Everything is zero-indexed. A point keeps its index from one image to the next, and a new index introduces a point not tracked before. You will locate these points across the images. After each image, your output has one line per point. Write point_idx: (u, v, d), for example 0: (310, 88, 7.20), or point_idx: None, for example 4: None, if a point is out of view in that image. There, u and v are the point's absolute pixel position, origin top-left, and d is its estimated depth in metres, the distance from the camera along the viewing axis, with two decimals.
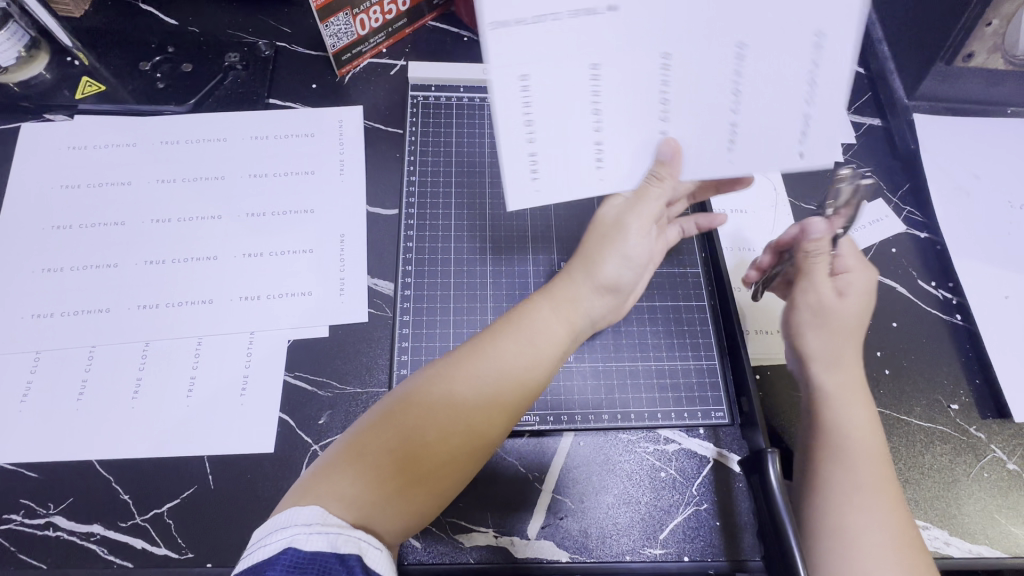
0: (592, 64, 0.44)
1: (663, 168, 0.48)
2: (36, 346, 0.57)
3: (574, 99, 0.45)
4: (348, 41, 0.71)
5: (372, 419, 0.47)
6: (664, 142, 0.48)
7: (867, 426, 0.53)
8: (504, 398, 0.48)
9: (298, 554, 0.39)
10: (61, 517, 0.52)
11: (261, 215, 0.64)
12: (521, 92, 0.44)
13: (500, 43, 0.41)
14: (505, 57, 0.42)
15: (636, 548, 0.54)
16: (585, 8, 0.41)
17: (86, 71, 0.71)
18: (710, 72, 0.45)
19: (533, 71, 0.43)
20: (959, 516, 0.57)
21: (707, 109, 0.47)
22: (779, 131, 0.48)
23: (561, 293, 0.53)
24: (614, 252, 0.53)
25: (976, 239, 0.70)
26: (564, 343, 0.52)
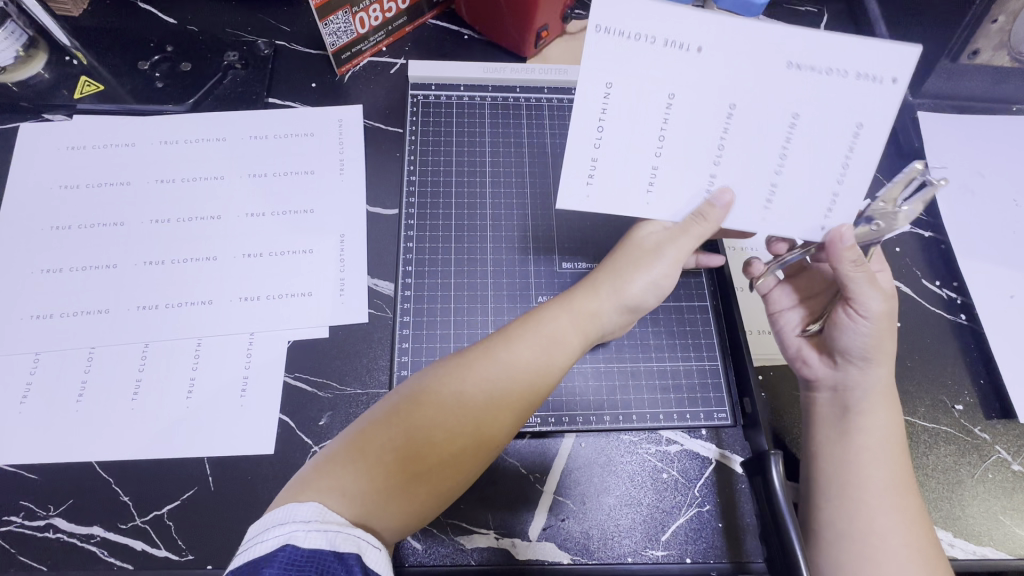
0: (669, 93, 0.45)
1: (711, 212, 0.49)
2: (35, 347, 0.57)
3: (643, 121, 0.47)
4: (347, 40, 0.70)
5: (377, 416, 0.47)
6: (721, 192, 0.48)
7: (882, 434, 0.51)
8: (512, 401, 0.48)
9: (296, 551, 0.38)
10: (60, 519, 0.52)
11: (260, 215, 0.64)
12: (603, 99, 0.46)
13: (600, 49, 0.44)
14: (596, 64, 0.45)
15: (638, 550, 0.54)
16: (677, 42, 0.44)
17: (85, 70, 0.70)
18: (764, 126, 0.46)
19: (617, 82, 0.45)
20: (963, 517, 0.57)
21: (755, 158, 0.47)
22: (816, 200, 0.48)
23: (579, 301, 0.53)
24: (645, 277, 0.53)
25: (981, 238, 0.69)
26: (577, 351, 0.52)
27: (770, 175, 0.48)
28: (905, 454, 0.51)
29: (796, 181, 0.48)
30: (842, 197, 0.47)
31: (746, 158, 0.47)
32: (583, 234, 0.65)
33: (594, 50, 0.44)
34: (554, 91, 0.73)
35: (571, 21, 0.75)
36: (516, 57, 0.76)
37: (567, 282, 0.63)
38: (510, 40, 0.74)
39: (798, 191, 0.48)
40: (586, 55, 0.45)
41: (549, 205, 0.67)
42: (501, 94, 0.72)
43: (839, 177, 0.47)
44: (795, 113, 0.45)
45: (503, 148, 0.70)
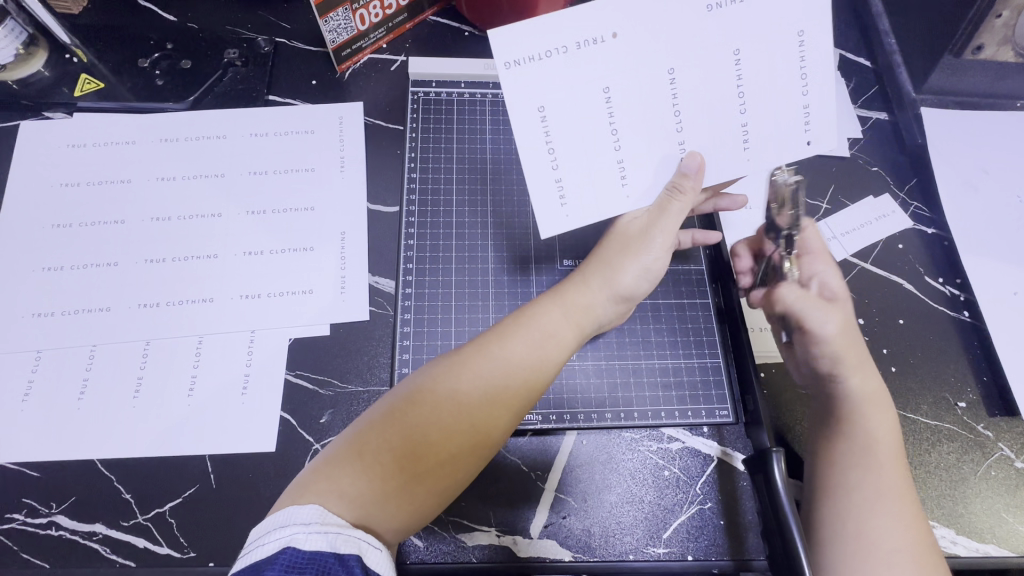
0: (604, 88, 0.45)
1: (685, 180, 0.48)
2: (37, 346, 0.57)
3: (592, 121, 0.46)
4: (348, 37, 0.70)
5: (375, 415, 0.46)
6: (687, 156, 0.48)
7: (878, 433, 0.51)
8: (509, 399, 0.48)
9: (297, 554, 0.38)
10: (63, 516, 0.52)
11: (260, 213, 0.64)
12: (541, 123, 0.46)
13: (518, 80, 0.44)
14: (524, 93, 0.45)
15: (639, 547, 0.54)
16: (589, 38, 0.44)
17: (85, 67, 0.70)
18: (714, 80, 0.46)
19: (550, 103, 0.45)
20: (966, 514, 0.57)
21: (715, 117, 0.47)
22: (788, 117, 0.48)
23: (575, 295, 0.53)
24: (634, 261, 0.53)
25: (985, 234, 0.69)
26: (572, 345, 0.52)
27: (736, 116, 0.48)
28: (903, 451, 0.51)
29: (762, 117, 0.48)
30: (812, 106, 0.48)
31: (711, 121, 0.47)
32: (584, 231, 0.65)
33: (511, 86, 0.44)
34: None
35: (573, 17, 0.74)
36: None
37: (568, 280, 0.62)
38: None
39: (770, 126, 0.48)
40: (509, 91, 0.44)
41: None
42: (502, 91, 0.72)
43: (800, 87, 0.47)
44: (736, 48, 0.45)
45: (504, 145, 0.69)
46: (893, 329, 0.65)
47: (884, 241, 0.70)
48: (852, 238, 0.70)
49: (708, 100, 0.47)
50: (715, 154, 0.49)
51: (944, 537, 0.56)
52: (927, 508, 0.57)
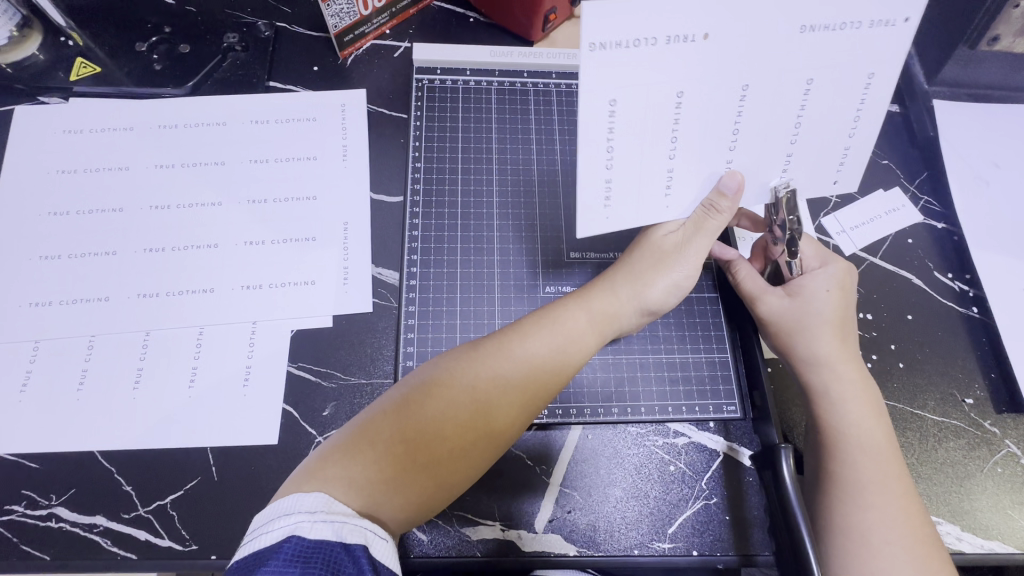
0: (678, 92, 0.41)
1: (723, 199, 0.49)
2: (35, 335, 0.56)
3: (654, 126, 0.43)
4: (350, 21, 0.68)
5: (389, 405, 0.46)
6: (728, 174, 0.48)
7: (872, 427, 0.51)
8: (526, 400, 0.47)
9: (301, 543, 0.37)
10: (63, 508, 0.51)
11: (262, 201, 0.63)
12: (607, 118, 0.41)
13: (598, 68, 0.38)
14: (597, 82, 0.39)
15: (644, 542, 0.53)
16: (680, 36, 0.38)
17: (80, 51, 0.68)
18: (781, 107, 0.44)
19: (622, 96, 0.40)
20: (971, 511, 0.57)
21: (769, 137, 0.46)
22: (829, 156, 0.48)
23: (598, 298, 0.53)
24: (665, 278, 0.53)
25: (995, 229, 0.68)
26: (594, 350, 0.52)
27: (785, 144, 0.47)
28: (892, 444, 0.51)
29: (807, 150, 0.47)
30: (853, 148, 0.48)
31: (763, 144, 0.46)
32: None
33: (589, 74, 0.38)
34: (561, 76, 0.71)
35: (580, 4, 0.73)
36: (524, 40, 0.74)
37: (575, 273, 0.61)
38: (517, 23, 0.72)
39: (810, 162, 0.48)
40: (583, 80, 0.39)
41: (556, 194, 0.65)
42: (507, 79, 0.71)
43: (849, 131, 0.47)
44: (808, 77, 0.42)
45: (510, 135, 0.68)
46: (902, 325, 0.64)
47: (893, 235, 0.69)
48: (862, 232, 0.69)
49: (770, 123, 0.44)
50: (753, 174, 0.49)
51: (950, 533, 0.56)
52: (933, 504, 0.57)
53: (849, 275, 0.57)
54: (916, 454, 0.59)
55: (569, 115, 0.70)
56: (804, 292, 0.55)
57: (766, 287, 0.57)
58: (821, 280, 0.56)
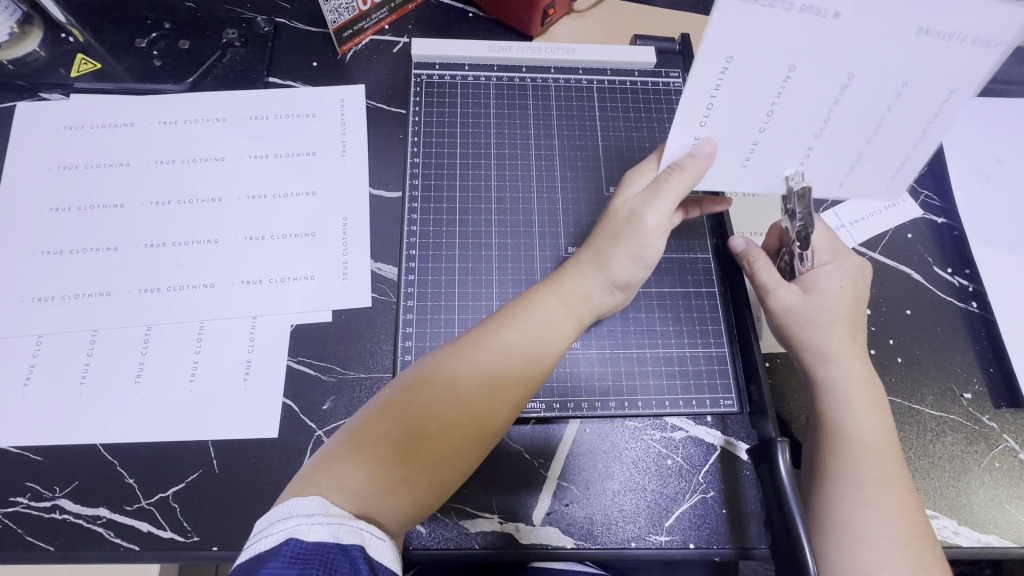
0: (790, 67, 0.41)
1: (689, 163, 0.48)
2: (38, 330, 0.56)
3: (758, 94, 0.43)
4: (349, 17, 0.69)
5: (378, 406, 0.47)
6: (700, 141, 0.47)
7: (872, 423, 0.51)
8: (506, 391, 0.48)
9: (300, 545, 0.38)
10: (67, 500, 0.52)
11: (261, 196, 0.63)
12: (720, 72, 0.41)
13: (728, 18, 0.38)
14: (725, 34, 0.39)
15: (641, 535, 0.54)
16: (815, 8, 0.36)
17: (81, 47, 0.69)
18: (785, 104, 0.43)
19: (739, 54, 0.40)
20: (968, 505, 0.57)
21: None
22: (897, 167, 0.49)
23: (568, 283, 0.53)
24: (626, 249, 0.52)
25: (995, 224, 0.68)
26: (568, 334, 0.52)
27: (860, 144, 0.47)
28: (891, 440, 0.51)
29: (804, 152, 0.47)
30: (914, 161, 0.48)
31: (842, 135, 0.46)
32: (589, 219, 0.64)
33: (720, 22, 0.38)
34: (560, 71, 0.71)
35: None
36: (523, 36, 0.74)
37: None
38: (516, 17, 0.72)
39: (875, 167, 0.49)
40: (712, 27, 0.38)
41: (555, 188, 0.66)
42: (506, 74, 0.70)
43: (914, 146, 0.47)
44: (902, 83, 0.41)
45: (508, 131, 0.68)
46: (901, 320, 0.64)
47: (893, 229, 0.69)
48: (861, 227, 0.69)
49: None
50: (823, 165, 0.50)
51: (946, 527, 0.56)
52: (930, 499, 0.57)
53: (863, 271, 0.57)
54: (914, 449, 0.59)
55: (568, 109, 0.69)
56: (818, 288, 0.55)
57: (782, 282, 0.56)
58: (835, 276, 0.56)
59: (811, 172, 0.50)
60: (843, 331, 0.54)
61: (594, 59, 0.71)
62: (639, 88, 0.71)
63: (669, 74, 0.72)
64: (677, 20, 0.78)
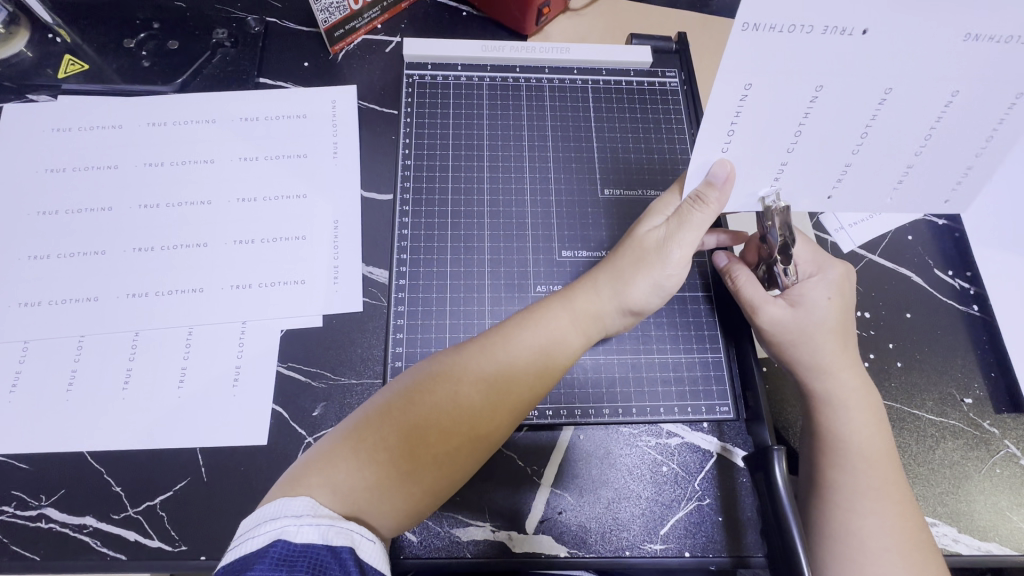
0: (817, 87, 0.41)
1: (710, 190, 0.47)
2: (24, 335, 0.56)
3: (785, 116, 0.43)
4: (340, 16, 0.68)
5: (375, 409, 0.45)
6: (720, 163, 0.46)
7: (868, 433, 0.51)
8: (508, 404, 0.47)
9: (288, 546, 0.37)
10: (53, 509, 0.51)
11: (252, 199, 0.62)
12: (741, 101, 0.41)
13: (746, 46, 0.38)
14: (739, 65, 0.39)
15: (636, 543, 0.53)
16: (838, 27, 0.37)
17: (69, 48, 0.68)
18: (779, 106, 0.42)
19: (759, 81, 0.40)
20: (968, 512, 0.56)
21: (769, 138, 0.45)
22: (947, 174, 0.49)
23: (582, 300, 0.52)
24: (648, 277, 0.52)
25: (996, 226, 0.67)
26: (579, 352, 0.51)
27: (906, 153, 0.47)
28: (887, 449, 0.50)
29: (801, 155, 0.46)
30: (974, 165, 0.48)
31: (884, 148, 0.46)
32: (584, 222, 0.63)
33: (738, 50, 0.38)
34: (555, 71, 0.70)
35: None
36: (517, 35, 0.73)
37: (567, 272, 0.61)
38: (510, 17, 0.71)
39: (925, 171, 0.48)
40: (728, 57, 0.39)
41: (549, 190, 0.65)
42: (500, 74, 0.69)
43: (979, 146, 0.46)
44: (953, 90, 0.41)
45: (502, 132, 0.67)
46: (901, 324, 0.63)
47: (893, 232, 0.68)
48: (860, 229, 0.68)
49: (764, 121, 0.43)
50: (864, 181, 0.49)
51: (946, 535, 0.55)
52: (929, 506, 0.56)
53: (847, 278, 0.56)
54: (913, 455, 0.58)
55: (563, 110, 0.68)
56: (805, 301, 0.54)
57: (768, 297, 0.55)
58: (821, 288, 0.55)
59: (847, 188, 0.50)
60: (837, 338, 0.53)
61: (589, 59, 0.70)
62: (635, 89, 0.70)
63: (666, 74, 0.71)
64: (674, 18, 0.77)
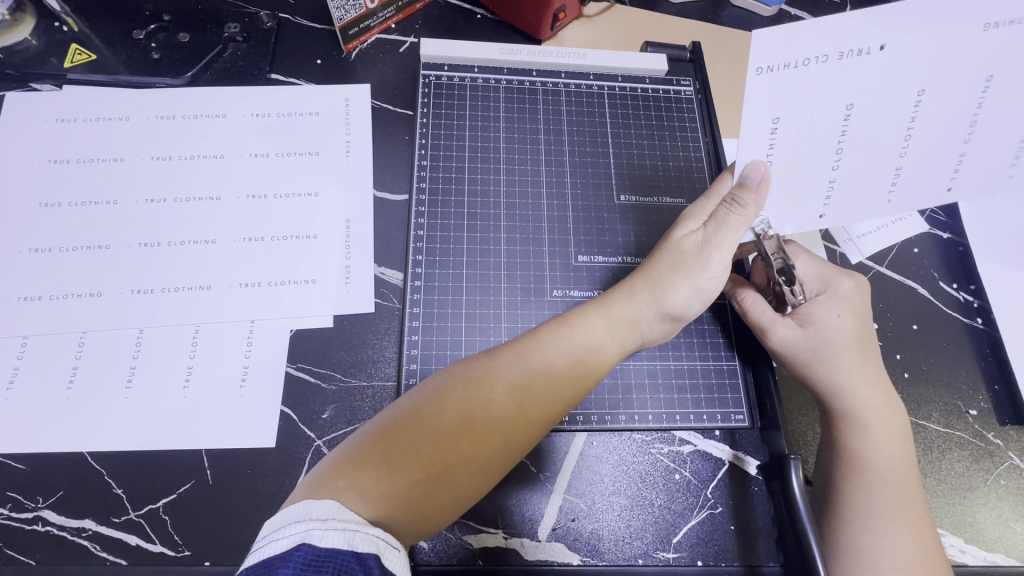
0: (848, 105, 0.44)
1: (747, 192, 0.48)
2: (23, 330, 0.54)
3: (820, 138, 0.46)
4: (356, 15, 0.67)
5: (406, 414, 0.44)
6: (751, 165, 0.47)
7: (888, 449, 0.51)
8: (539, 414, 0.46)
9: (312, 551, 0.36)
10: (50, 511, 0.49)
11: (261, 196, 0.61)
12: (771, 132, 0.45)
13: (764, 87, 0.43)
14: (764, 102, 0.44)
15: (649, 552, 0.53)
16: (855, 50, 0.41)
17: (75, 37, 0.66)
18: (816, 126, 0.45)
19: (785, 113, 0.44)
20: (974, 523, 0.57)
21: (809, 160, 0.48)
22: (1001, 152, 0.49)
23: (618, 308, 0.51)
24: (688, 280, 0.51)
25: (1000, 240, 0.68)
26: (613, 361, 0.50)
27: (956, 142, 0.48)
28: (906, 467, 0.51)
29: (857, 167, 0.49)
30: None
31: (929, 144, 0.48)
32: (599, 228, 0.63)
33: (756, 92, 0.43)
34: (570, 76, 0.70)
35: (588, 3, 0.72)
36: (532, 39, 0.73)
37: (583, 277, 0.60)
38: (525, 21, 0.71)
39: (980, 160, 0.49)
40: (750, 99, 0.43)
41: (565, 196, 0.64)
42: (516, 78, 0.69)
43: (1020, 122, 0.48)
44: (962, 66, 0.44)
45: (519, 135, 0.67)
46: (908, 336, 0.64)
47: (899, 244, 0.69)
48: (868, 241, 0.68)
49: (805, 139, 0.46)
50: (916, 184, 0.50)
51: (953, 546, 0.55)
52: (936, 516, 0.56)
53: (862, 294, 0.56)
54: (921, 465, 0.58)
55: (578, 116, 0.68)
56: (813, 320, 0.54)
57: (776, 317, 0.55)
58: (830, 306, 0.55)
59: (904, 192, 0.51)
60: (856, 352, 0.53)
61: (605, 65, 0.70)
62: (650, 96, 0.70)
63: (680, 82, 0.71)
64: (688, 27, 0.77)
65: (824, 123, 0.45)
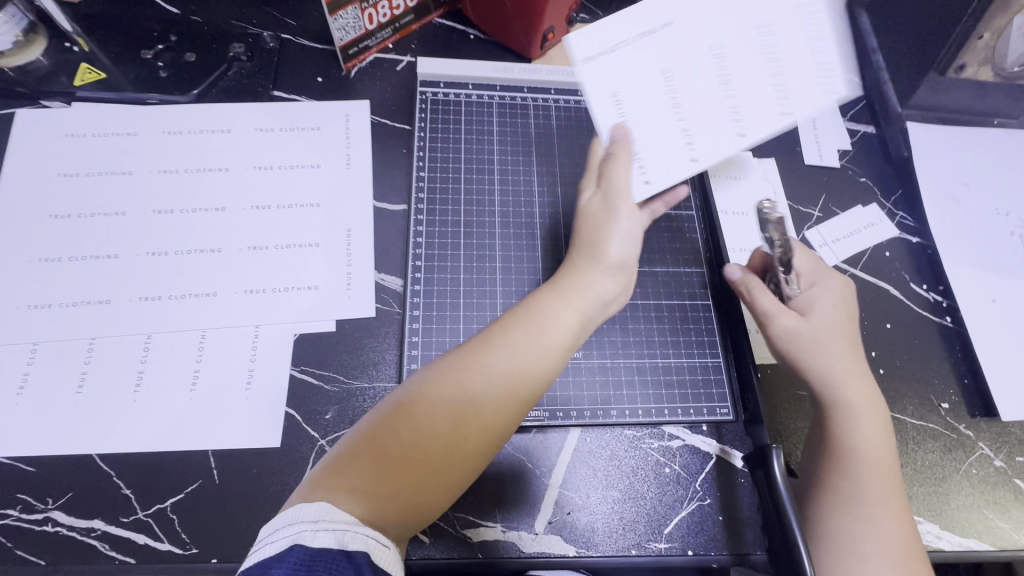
0: (617, 89, 0.56)
1: (616, 145, 0.54)
2: (33, 337, 0.55)
3: (629, 108, 0.56)
4: (355, 35, 0.70)
5: (389, 413, 0.47)
6: (616, 129, 0.55)
7: (870, 440, 0.53)
8: (511, 395, 0.48)
9: (304, 551, 0.38)
10: (59, 512, 0.51)
11: (265, 207, 0.64)
12: (614, 104, 0.56)
13: (592, 74, 0.56)
14: (602, 83, 0.56)
15: (641, 542, 0.55)
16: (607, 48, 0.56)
17: (85, 56, 0.69)
18: (634, 98, 0.56)
19: (619, 88, 0.56)
20: (949, 511, 0.59)
21: (644, 123, 0.56)
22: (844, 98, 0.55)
23: (568, 286, 0.54)
24: (612, 234, 0.54)
25: (966, 243, 0.72)
26: (572, 334, 0.52)
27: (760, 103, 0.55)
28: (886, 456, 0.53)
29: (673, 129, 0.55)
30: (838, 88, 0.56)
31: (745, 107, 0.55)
32: None
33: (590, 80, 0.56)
34: (560, 92, 0.74)
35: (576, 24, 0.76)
36: (523, 58, 0.77)
37: None
38: (516, 41, 0.75)
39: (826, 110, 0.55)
40: (587, 85, 0.56)
41: (557, 204, 0.68)
42: (508, 94, 0.73)
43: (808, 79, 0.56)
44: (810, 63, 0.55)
45: (512, 148, 0.70)
46: (881, 334, 0.68)
47: (871, 249, 0.73)
48: (842, 245, 0.72)
49: (644, 107, 0.56)
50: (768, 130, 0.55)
51: (930, 532, 0.58)
52: (913, 504, 0.59)
53: (848, 291, 0.60)
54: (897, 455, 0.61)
55: (567, 129, 0.72)
56: (810, 309, 0.58)
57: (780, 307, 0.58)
58: (824, 296, 0.59)
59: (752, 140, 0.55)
60: (844, 341, 0.57)
61: None
62: None
63: None
64: None
65: (655, 93, 0.56)
